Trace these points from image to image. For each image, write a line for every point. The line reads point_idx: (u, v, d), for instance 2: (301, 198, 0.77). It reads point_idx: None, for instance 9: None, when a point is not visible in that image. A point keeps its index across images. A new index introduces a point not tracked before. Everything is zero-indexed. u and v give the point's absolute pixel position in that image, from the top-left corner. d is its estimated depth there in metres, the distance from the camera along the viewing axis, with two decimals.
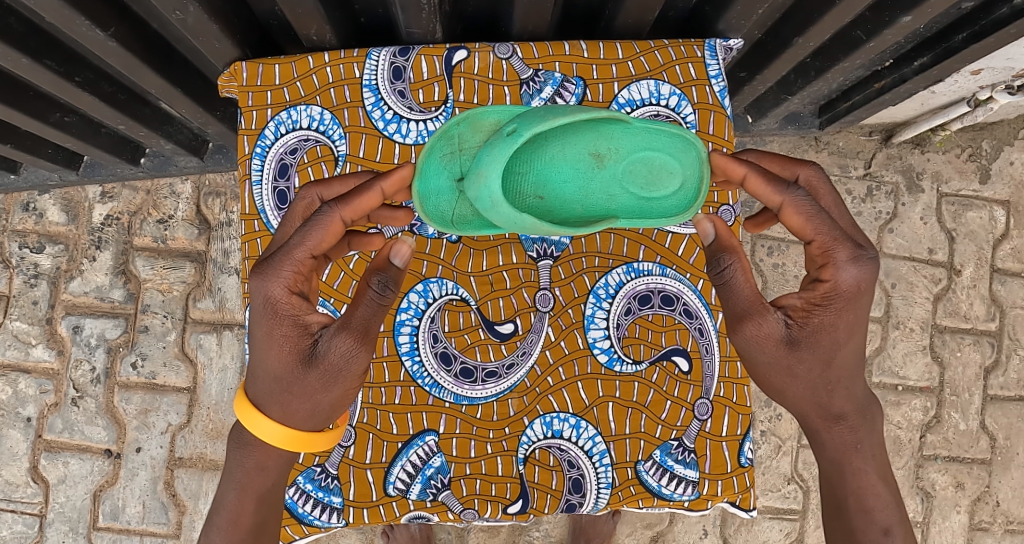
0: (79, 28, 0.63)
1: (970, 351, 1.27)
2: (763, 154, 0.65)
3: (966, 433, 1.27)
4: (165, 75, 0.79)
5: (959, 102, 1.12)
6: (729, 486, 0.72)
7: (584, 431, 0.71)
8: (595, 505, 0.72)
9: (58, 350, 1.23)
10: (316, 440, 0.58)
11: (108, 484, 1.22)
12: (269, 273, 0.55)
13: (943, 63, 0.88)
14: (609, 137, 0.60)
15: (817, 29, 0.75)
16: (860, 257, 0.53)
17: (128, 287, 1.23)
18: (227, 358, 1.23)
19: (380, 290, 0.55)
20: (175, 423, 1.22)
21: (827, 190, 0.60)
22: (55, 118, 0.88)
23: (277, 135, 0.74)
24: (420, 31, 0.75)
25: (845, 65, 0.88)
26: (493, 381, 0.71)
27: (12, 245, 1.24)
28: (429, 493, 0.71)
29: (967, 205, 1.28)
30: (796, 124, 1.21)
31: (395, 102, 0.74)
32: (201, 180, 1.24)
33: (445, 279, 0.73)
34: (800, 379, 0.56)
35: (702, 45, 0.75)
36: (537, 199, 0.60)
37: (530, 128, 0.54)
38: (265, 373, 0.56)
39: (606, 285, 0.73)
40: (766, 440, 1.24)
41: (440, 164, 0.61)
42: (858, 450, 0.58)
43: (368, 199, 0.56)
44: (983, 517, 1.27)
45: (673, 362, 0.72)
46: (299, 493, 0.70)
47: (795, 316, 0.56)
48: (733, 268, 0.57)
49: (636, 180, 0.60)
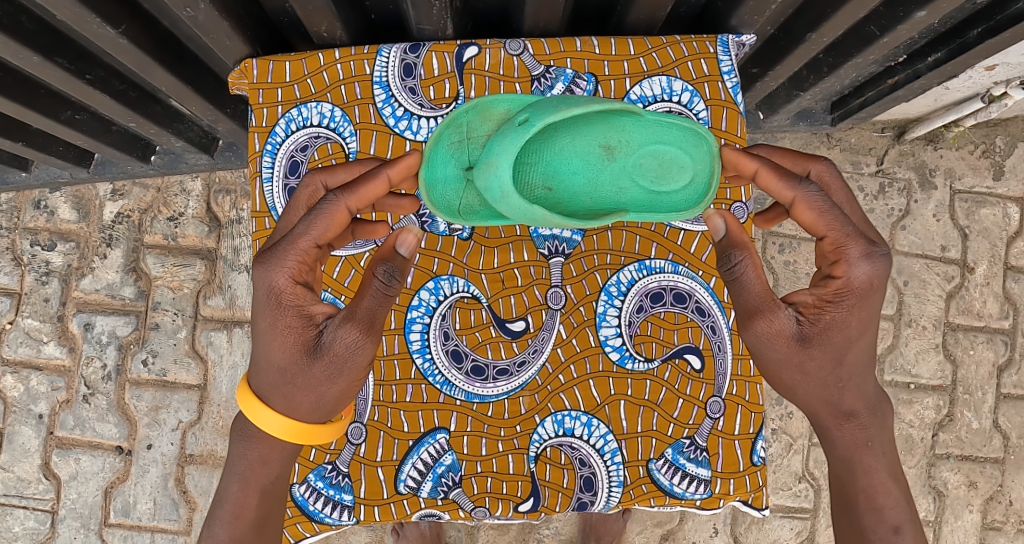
0: (91, 25, 0.63)
1: (983, 349, 1.26)
2: (775, 150, 0.65)
3: (979, 432, 1.26)
4: (176, 72, 0.79)
5: (973, 98, 1.11)
6: (741, 485, 0.72)
7: (595, 429, 0.71)
8: (606, 504, 0.72)
9: (69, 347, 1.23)
10: (319, 432, 0.58)
11: (119, 480, 1.22)
12: (273, 262, 0.55)
13: (957, 59, 0.87)
14: (620, 130, 0.60)
15: (830, 24, 0.75)
16: (873, 253, 0.53)
17: (139, 284, 1.23)
18: (237, 355, 1.23)
19: (386, 280, 0.55)
20: (186, 420, 1.22)
21: (839, 186, 0.60)
22: (66, 116, 0.88)
23: (288, 131, 0.74)
24: (431, 28, 0.75)
25: (858, 61, 0.87)
26: (504, 378, 0.71)
27: (24, 243, 1.25)
28: (440, 491, 0.71)
29: (981, 202, 1.27)
30: (808, 121, 1.20)
31: (406, 98, 0.74)
32: (212, 178, 1.24)
33: (457, 276, 0.72)
34: (812, 377, 0.56)
35: (715, 40, 0.74)
36: (545, 190, 0.60)
37: (542, 119, 0.53)
38: (268, 364, 0.56)
39: (618, 282, 0.73)
40: (777, 438, 1.24)
41: (448, 153, 0.60)
42: (868, 447, 0.58)
43: (375, 188, 0.56)
44: (996, 517, 1.26)
45: (685, 359, 0.72)
46: (309, 490, 0.70)
47: (806, 312, 0.55)
48: (744, 264, 0.56)
49: (647, 173, 0.60)
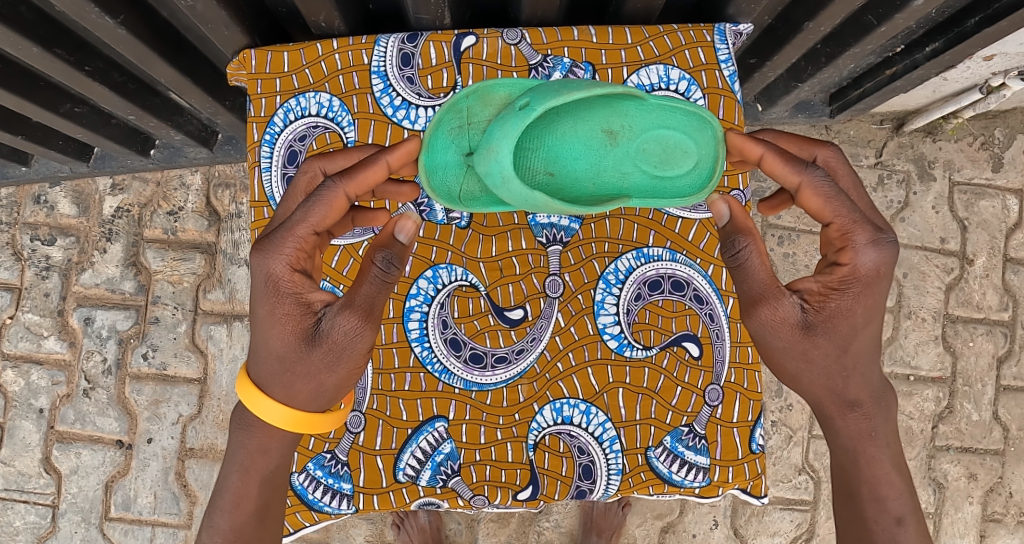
0: (90, 15, 0.63)
1: (983, 341, 1.26)
2: (781, 134, 0.64)
3: (978, 424, 1.26)
4: (175, 64, 0.80)
5: (972, 89, 1.11)
6: (740, 473, 0.72)
7: (594, 417, 0.71)
8: (605, 492, 0.72)
9: (69, 342, 1.24)
10: (320, 421, 0.58)
11: (120, 474, 1.23)
12: (271, 249, 0.55)
13: (955, 48, 0.86)
14: (623, 114, 0.59)
15: (828, 12, 0.75)
16: (880, 240, 0.53)
17: (139, 278, 1.24)
18: (237, 348, 1.23)
19: (385, 267, 0.55)
20: (186, 414, 1.22)
21: (846, 171, 0.60)
22: (65, 108, 0.88)
23: (286, 122, 0.74)
24: (428, 17, 0.75)
25: (856, 51, 0.87)
26: (503, 366, 0.71)
27: (24, 237, 1.25)
28: (439, 479, 0.71)
29: (980, 194, 1.27)
30: (806, 112, 1.20)
31: (404, 88, 0.74)
32: (211, 171, 1.24)
33: (455, 264, 0.73)
34: (816, 365, 0.56)
35: (712, 29, 0.75)
36: (547, 175, 0.60)
37: (543, 103, 0.53)
38: (268, 353, 0.56)
39: (616, 270, 0.73)
40: (777, 430, 1.24)
41: (448, 139, 0.60)
42: (872, 438, 0.58)
43: (374, 173, 0.56)
44: (997, 509, 1.26)
45: (683, 347, 0.72)
46: (309, 479, 0.70)
47: (811, 300, 0.55)
48: (749, 250, 0.55)
49: (650, 158, 0.60)
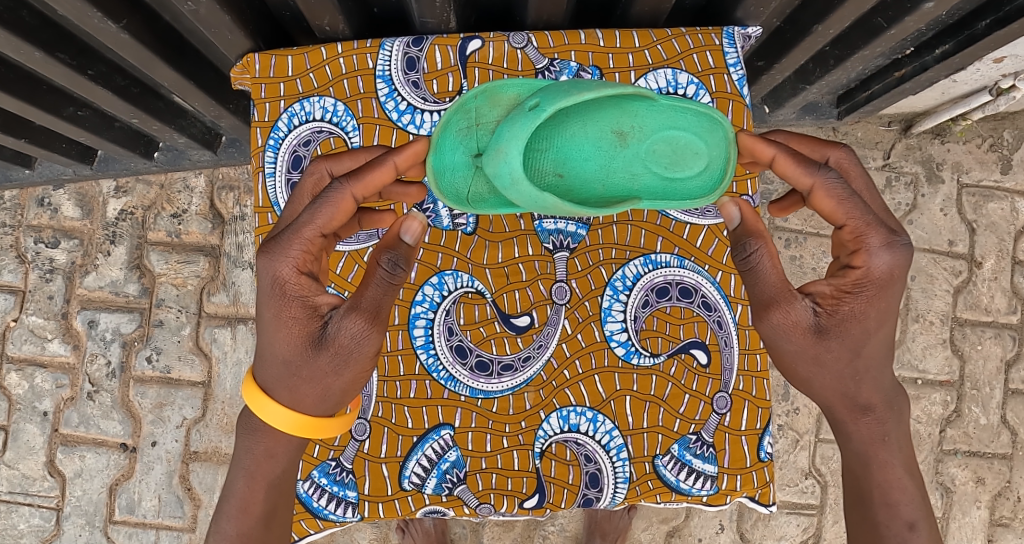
0: (92, 20, 0.62)
1: (991, 344, 1.25)
2: (792, 136, 0.63)
3: (986, 427, 1.25)
4: (178, 67, 0.79)
5: (981, 90, 1.10)
6: (748, 481, 0.71)
7: (601, 425, 0.70)
8: (612, 500, 0.71)
9: (73, 344, 1.23)
10: (327, 426, 0.57)
11: (124, 477, 1.23)
12: (277, 252, 0.54)
13: (966, 51, 0.85)
14: (633, 115, 0.59)
15: (837, 16, 0.74)
16: (894, 243, 0.52)
17: (143, 281, 1.23)
18: (241, 352, 1.23)
19: (390, 268, 0.54)
20: (190, 417, 1.22)
21: (858, 173, 0.59)
22: (68, 112, 0.88)
23: (290, 127, 0.73)
24: (434, 21, 0.74)
25: (865, 53, 0.86)
26: (510, 375, 0.71)
27: (28, 240, 1.25)
28: (445, 487, 0.70)
29: (988, 196, 1.26)
30: (814, 114, 1.19)
31: (409, 92, 0.73)
32: (215, 174, 1.24)
33: (461, 271, 0.72)
34: (827, 369, 0.55)
35: (720, 33, 0.74)
36: (556, 177, 0.59)
37: (553, 103, 0.52)
38: (274, 356, 0.56)
39: (623, 277, 0.72)
40: (784, 435, 1.23)
41: (456, 139, 0.59)
42: (883, 442, 0.57)
43: (381, 175, 0.55)
44: (1004, 513, 1.25)
45: (691, 354, 0.71)
46: (313, 486, 0.70)
47: (824, 303, 0.55)
48: (760, 253, 0.55)
49: (660, 160, 0.59)
